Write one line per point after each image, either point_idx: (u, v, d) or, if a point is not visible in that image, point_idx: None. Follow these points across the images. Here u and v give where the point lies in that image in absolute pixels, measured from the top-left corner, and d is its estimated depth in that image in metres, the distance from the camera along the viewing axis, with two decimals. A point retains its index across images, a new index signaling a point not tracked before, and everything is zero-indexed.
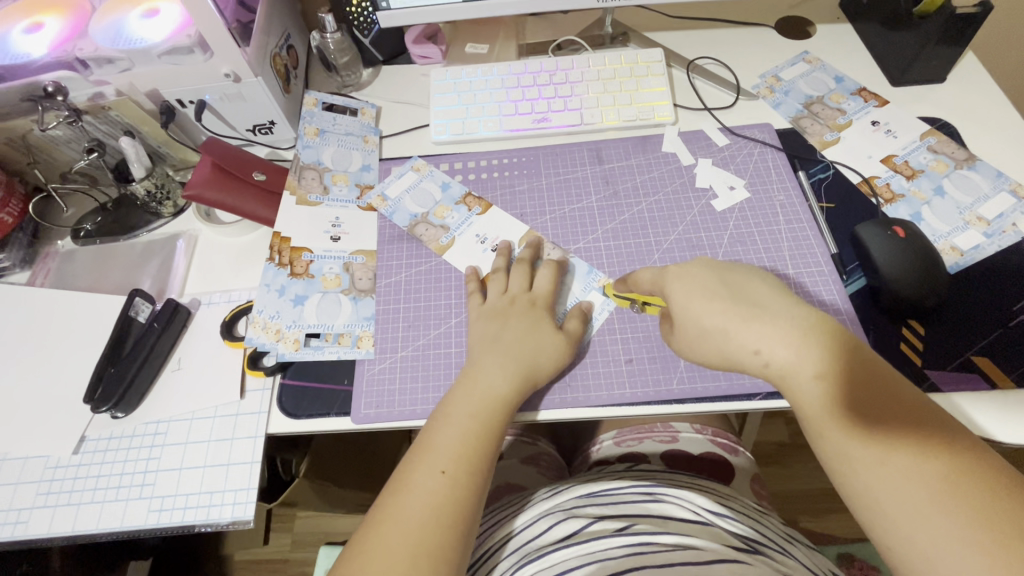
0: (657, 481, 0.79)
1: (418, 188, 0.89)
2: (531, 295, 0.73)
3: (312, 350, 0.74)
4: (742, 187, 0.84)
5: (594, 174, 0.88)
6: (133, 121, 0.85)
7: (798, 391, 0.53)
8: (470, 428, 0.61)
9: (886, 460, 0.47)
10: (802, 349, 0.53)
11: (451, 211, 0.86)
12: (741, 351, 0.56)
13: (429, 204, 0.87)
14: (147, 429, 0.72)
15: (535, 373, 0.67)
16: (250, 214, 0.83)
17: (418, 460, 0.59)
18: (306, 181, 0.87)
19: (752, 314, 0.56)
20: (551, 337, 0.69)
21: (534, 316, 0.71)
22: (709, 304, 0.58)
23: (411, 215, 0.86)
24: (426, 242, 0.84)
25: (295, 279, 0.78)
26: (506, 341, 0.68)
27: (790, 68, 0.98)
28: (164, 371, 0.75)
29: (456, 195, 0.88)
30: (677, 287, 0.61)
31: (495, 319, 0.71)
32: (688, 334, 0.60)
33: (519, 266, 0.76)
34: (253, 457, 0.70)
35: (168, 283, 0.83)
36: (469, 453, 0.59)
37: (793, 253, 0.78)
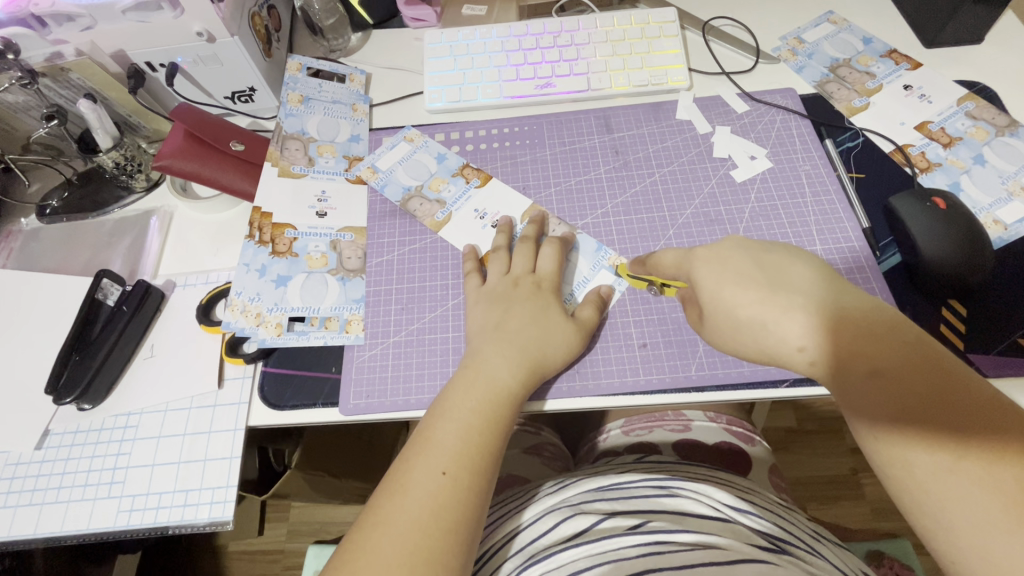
0: (669, 475, 0.74)
1: (412, 160, 0.82)
2: (537, 278, 0.67)
3: (296, 335, 0.68)
4: (764, 157, 0.77)
5: (603, 144, 0.81)
6: (97, 85, 0.77)
7: (844, 384, 0.47)
8: (474, 422, 0.55)
9: (950, 461, 0.42)
10: (853, 341, 0.47)
11: (448, 183, 0.79)
12: (781, 346, 0.51)
13: (424, 176, 0.80)
14: (117, 421, 0.66)
15: (543, 363, 0.60)
16: (228, 187, 0.76)
17: (415, 457, 0.53)
18: (289, 152, 0.80)
19: (791, 302, 0.50)
20: (560, 323, 0.63)
21: (542, 301, 0.64)
22: (743, 290, 0.52)
23: (404, 188, 0.79)
24: (420, 217, 0.77)
25: (277, 258, 0.72)
26: (511, 329, 0.61)
27: (814, 29, 0.90)
28: (136, 359, 0.69)
29: (453, 167, 0.80)
30: (705, 270, 0.56)
31: (498, 303, 0.65)
32: (720, 324, 0.55)
33: (524, 245, 0.70)
34: (233, 452, 0.64)
35: (141, 264, 0.77)
36: (473, 450, 0.54)
37: (821, 228, 0.71)
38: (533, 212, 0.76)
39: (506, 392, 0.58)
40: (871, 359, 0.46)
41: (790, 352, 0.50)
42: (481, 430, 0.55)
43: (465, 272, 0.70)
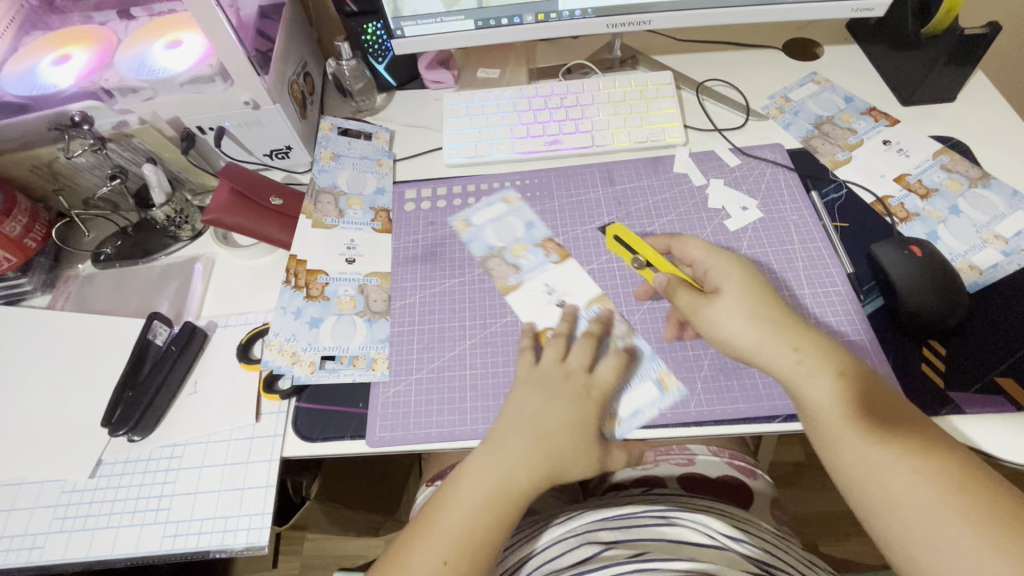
0: (676, 505, 0.78)
1: (503, 221, 0.88)
2: (594, 387, 0.68)
3: (327, 372, 0.74)
4: (756, 207, 0.84)
5: (606, 195, 0.89)
6: (155, 148, 0.87)
7: (821, 398, 0.59)
8: (495, 474, 0.63)
9: (903, 467, 0.55)
10: (838, 364, 0.60)
11: (528, 252, 0.84)
12: (777, 354, 0.61)
13: (508, 239, 0.86)
14: (163, 452, 0.72)
15: (556, 455, 0.65)
16: (265, 237, 0.84)
17: (447, 500, 0.64)
18: (322, 204, 0.88)
19: (790, 320, 0.63)
20: (586, 429, 0.66)
21: (581, 408, 0.67)
22: (759, 306, 0.64)
23: (488, 247, 0.85)
24: (494, 277, 0.82)
25: (311, 301, 0.79)
26: (548, 431, 0.65)
27: (800, 89, 0.98)
28: (180, 394, 0.76)
29: (539, 238, 0.86)
30: (726, 280, 0.67)
31: (544, 390, 0.68)
32: (722, 327, 0.64)
33: (579, 344, 0.72)
34: (268, 481, 0.69)
35: (186, 306, 0.84)
36: (504, 492, 0.63)
37: (809, 273, 0.78)
38: (597, 303, 0.78)
39: (531, 460, 0.64)
40: (843, 376, 0.60)
41: (789, 357, 0.61)
42: (504, 480, 0.63)
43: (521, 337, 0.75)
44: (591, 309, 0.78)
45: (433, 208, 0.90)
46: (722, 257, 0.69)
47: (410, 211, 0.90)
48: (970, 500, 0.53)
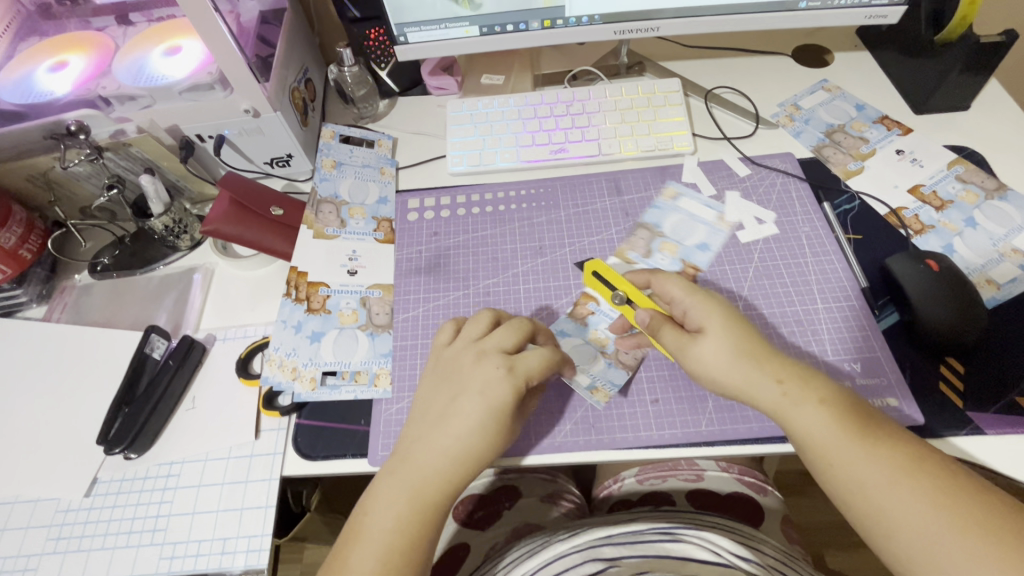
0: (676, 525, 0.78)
1: (688, 220, 0.84)
2: (514, 374, 0.63)
3: (329, 388, 0.72)
4: (773, 222, 0.82)
5: (613, 205, 0.87)
6: (153, 157, 0.85)
7: (814, 433, 0.57)
8: (414, 481, 0.60)
9: (902, 494, 0.53)
10: (826, 397, 0.58)
11: (667, 256, 0.81)
12: (762, 389, 0.60)
13: (677, 237, 0.83)
14: (160, 470, 0.70)
15: (463, 452, 0.61)
16: (266, 248, 0.83)
17: (361, 526, 0.59)
18: (323, 215, 0.86)
19: (771, 353, 0.61)
20: (493, 422, 0.62)
21: (495, 395, 0.62)
22: (742, 340, 0.61)
23: (659, 223, 0.84)
24: (627, 241, 0.83)
25: (312, 315, 0.77)
26: (455, 413, 0.62)
27: (810, 97, 0.97)
28: (178, 410, 0.74)
29: (694, 260, 0.80)
30: (704, 312, 0.64)
31: (449, 374, 0.65)
32: (705, 366, 0.62)
33: (510, 325, 0.68)
34: (268, 501, 0.68)
35: (184, 318, 0.83)
36: (423, 498, 0.60)
37: (822, 288, 0.76)
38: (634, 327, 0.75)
39: (442, 462, 0.60)
40: (831, 407, 0.58)
41: (773, 392, 0.59)
42: (420, 485, 0.60)
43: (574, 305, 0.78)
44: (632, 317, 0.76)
45: (436, 217, 0.89)
46: (701, 297, 0.65)
47: (413, 220, 0.88)
48: (978, 519, 0.50)
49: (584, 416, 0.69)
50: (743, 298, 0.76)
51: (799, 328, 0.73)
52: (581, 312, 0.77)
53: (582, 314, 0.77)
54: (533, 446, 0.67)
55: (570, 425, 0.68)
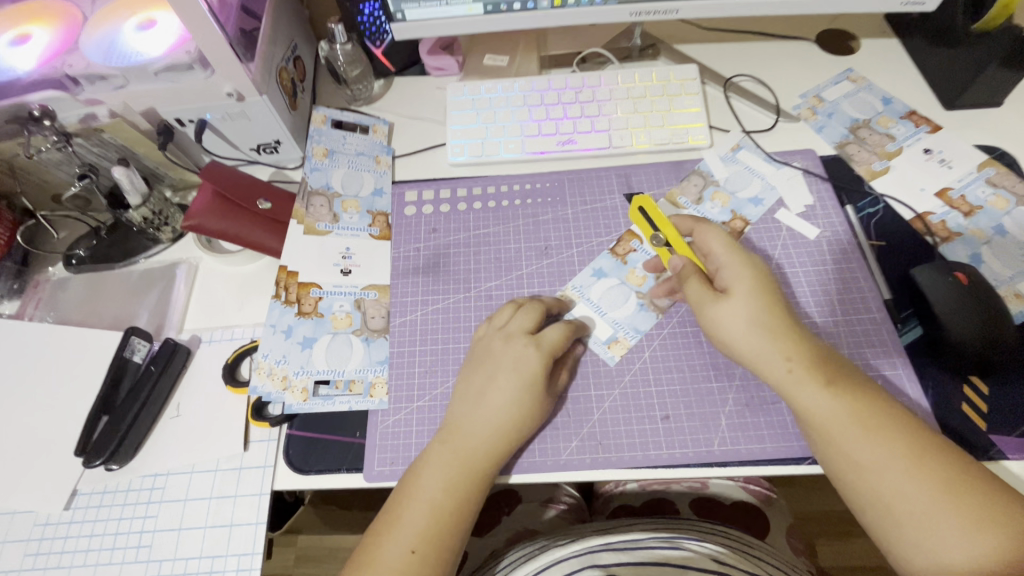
0: (678, 534, 0.78)
1: (748, 174, 0.83)
2: (543, 348, 0.64)
3: (322, 399, 0.68)
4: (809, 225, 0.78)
5: (624, 203, 0.82)
6: (128, 143, 0.79)
7: (823, 410, 0.55)
8: (454, 457, 0.59)
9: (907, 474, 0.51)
10: (834, 372, 0.56)
11: (718, 204, 0.80)
12: (775, 357, 0.57)
13: (734, 189, 0.82)
14: (144, 482, 0.67)
15: (503, 426, 0.61)
16: (254, 244, 0.77)
17: (397, 516, 0.57)
18: (314, 208, 0.81)
19: (794, 320, 0.59)
20: (534, 391, 0.62)
21: (528, 369, 0.62)
22: (764, 303, 0.59)
23: (714, 174, 0.83)
24: (681, 185, 0.83)
25: (303, 318, 0.73)
26: (495, 393, 0.62)
27: (833, 88, 0.91)
28: (163, 417, 0.70)
29: (747, 212, 0.79)
30: (735, 273, 0.62)
31: (482, 361, 0.65)
32: (726, 328, 0.60)
33: (530, 303, 0.69)
34: (258, 517, 0.64)
35: (167, 318, 0.78)
36: (471, 471, 0.59)
37: (842, 298, 0.72)
38: None
39: (480, 432, 0.61)
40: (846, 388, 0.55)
41: (787, 366, 0.56)
42: (466, 461, 0.59)
43: (617, 241, 0.79)
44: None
45: (436, 212, 0.83)
46: (737, 255, 0.63)
47: (410, 215, 0.83)
48: (992, 510, 0.49)
49: (591, 432, 0.65)
50: None
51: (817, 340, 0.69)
52: (622, 248, 0.78)
53: (622, 251, 0.78)
54: (537, 465, 0.64)
55: (576, 442, 0.65)
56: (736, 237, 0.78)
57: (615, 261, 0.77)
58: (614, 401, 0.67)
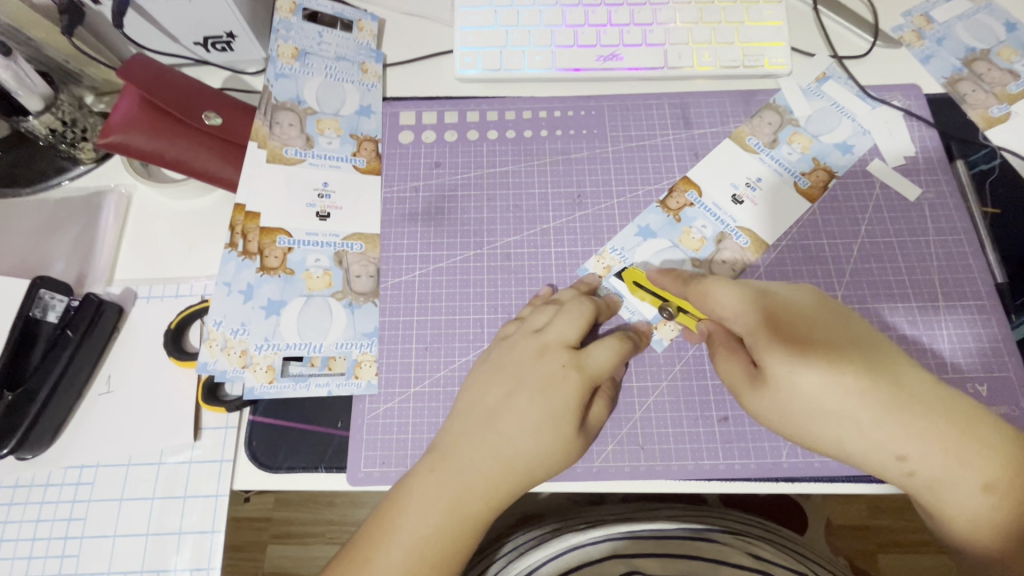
0: (708, 525, 0.67)
1: (834, 112, 0.65)
2: (582, 375, 0.49)
3: (292, 381, 0.54)
4: (910, 183, 0.62)
5: (679, 142, 0.65)
6: (17, 22, 0.57)
7: (935, 492, 0.47)
8: (448, 493, 0.46)
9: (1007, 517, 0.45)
10: (962, 447, 0.45)
11: (796, 149, 0.64)
12: (866, 448, 0.46)
13: (816, 131, 0.65)
14: (68, 476, 0.53)
15: (516, 456, 0.47)
16: (200, 171, 0.58)
17: (383, 528, 0.46)
18: (280, 128, 0.62)
19: (875, 401, 0.45)
20: (562, 422, 0.48)
21: (558, 396, 0.48)
22: (816, 389, 0.46)
23: (791, 110, 0.66)
24: (750, 122, 0.65)
25: (267, 276, 0.57)
26: (511, 418, 0.48)
27: (946, 5, 0.70)
28: (89, 394, 0.56)
29: (833, 161, 0.63)
30: (780, 355, 0.46)
31: (505, 369, 0.51)
32: (782, 426, 0.48)
33: (579, 301, 0.55)
34: (214, 525, 0.52)
35: (91, 265, 0.60)
36: (466, 511, 0.46)
37: (945, 279, 0.58)
38: (748, 237, 0.61)
39: (484, 462, 0.47)
40: (984, 473, 0.45)
41: (886, 458, 0.46)
42: (462, 495, 0.46)
43: (669, 191, 0.63)
44: (736, 230, 0.61)
45: (439, 142, 0.65)
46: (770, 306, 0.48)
47: (407, 144, 0.65)
48: None
49: (631, 435, 0.53)
50: (842, 284, 0.59)
51: (910, 330, 0.57)
52: (675, 202, 0.62)
53: (675, 206, 0.62)
54: (564, 472, 0.52)
55: (613, 445, 0.53)
56: (818, 191, 0.62)
57: (666, 217, 0.62)
58: (660, 397, 0.55)
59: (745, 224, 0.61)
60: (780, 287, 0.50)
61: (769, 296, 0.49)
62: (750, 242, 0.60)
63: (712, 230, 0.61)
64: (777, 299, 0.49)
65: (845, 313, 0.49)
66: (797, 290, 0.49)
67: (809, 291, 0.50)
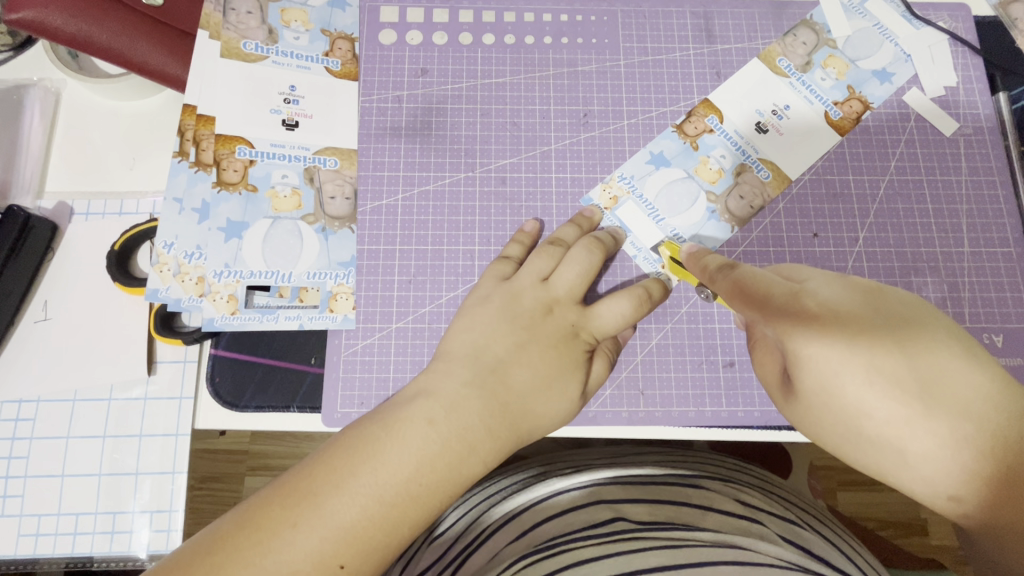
0: (697, 469, 0.59)
1: (878, 31, 0.58)
2: (590, 334, 0.47)
3: (259, 313, 0.49)
4: (948, 117, 0.57)
5: (700, 58, 0.57)
6: None
7: (935, 506, 0.40)
8: (445, 452, 0.40)
9: None
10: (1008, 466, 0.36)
11: (831, 73, 0.57)
12: (913, 482, 0.39)
13: (856, 54, 0.57)
14: (5, 412, 0.48)
15: (529, 428, 0.44)
16: (136, 63, 0.49)
17: (354, 460, 0.38)
18: (237, 18, 0.53)
19: (931, 437, 0.37)
20: (571, 379, 0.46)
21: (569, 354, 0.46)
22: (858, 410, 0.39)
23: (828, 27, 0.58)
24: (782, 42, 0.58)
25: (225, 192, 0.50)
26: (521, 385, 0.44)
27: None
28: (22, 322, 0.49)
29: (869, 90, 0.57)
30: (813, 371, 0.40)
31: (512, 323, 0.46)
32: (819, 442, 0.43)
33: (586, 247, 0.50)
34: (175, 465, 0.48)
35: (16, 174, 0.52)
36: (457, 474, 0.40)
37: (974, 224, 0.54)
38: (770, 169, 0.55)
39: (494, 420, 0.42)
40: None
41: (939, 498, 0.38)
42: (461, 456, 0.40)
43: (687, 115, 0.56)
44: (756, 163, 0.55)
45: (426, 44, 0.56)
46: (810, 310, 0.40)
47: (388, 45, 0.56)
48: None
49: (631, 379, 0.50)
50: (864, 225, 0.54)
51: (932, 276, 0.53)
52: (693, 127, 0.56)
53: (693, 131, 0.56)
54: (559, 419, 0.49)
55: (611, 390, 0.50)
56: (849, 122, 0.56)
57: (682, 144, 0.55)
58: (664, 339, 0.51)
59: (767, 155, 0.55)
60: (821, 283, 0.41)
61: (807, 297, 0.41)
62: (773, 176, 0.55)
63: (732, 161, 0.55)
64: (817, 301, 0.40)
65: (901, 318, 0.39)
66: (845, 288, 0.41)
67: (860, 289, 0.41)
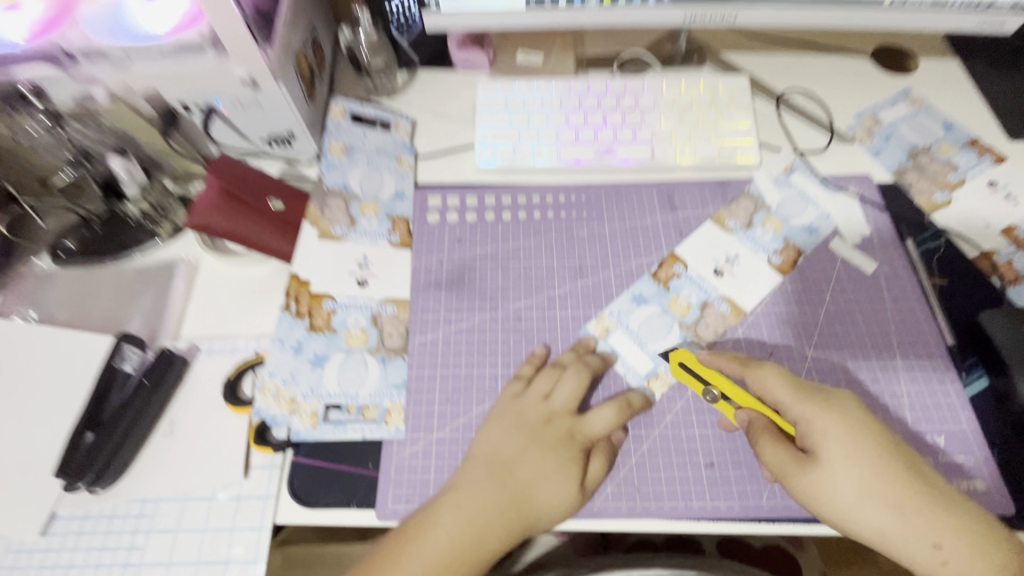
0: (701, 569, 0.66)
1: (800, 198, 0.76)
2: (585, 436, 0.60)
3: (332, 426, 0.63)
4: (867, 259, 0.72)
5: (666, 222, 0.76)
6: (127, 128, 0.74)
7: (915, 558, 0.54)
8: (490, 515, 0.55)
9: None
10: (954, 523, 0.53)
11: (769, 230, 0.74)
12: (902, 534, 0.53)
13: (786, 214, 0.75)
14: (131, 509, 0.61)
15: (549, 506, 0.56)
16: (264, 246, 0.71)
17: (416, 531, 0.54)
18: (330, 211, 0.74)
19: (917, 495, 0.54)
20: (573, 472, 0.57)
21: (568, 452, 0.58)
22: (865, 472, 0.54)
23: (762, 196, 0.77)
24: (730, 209, 0.76)
25: (314, 333, 0.67)
26: (536, 472, 0.57)
27: (890, 109, 0.84)
28: (153, 436, 0.64)
29: (799, 240, 0.73)
30: (835, 439, 0.55)
31: (525, 428, 0.60)
32: (828, 503, 0.54)
33: (576, 369, 0.64)
34: (256, 555, 0.58)
35: (163, 324, 0.71)
36: (504, 531, 0.55)
37: (903, 343, 0.67)
38: (729, 304, 0.70)
39: (524, 491, 0.56)
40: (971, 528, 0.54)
41: (925, 551, 0.53)
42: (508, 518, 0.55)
43: (659, 264, 0.73)
44: (717, 299, 0.70)
45: (461, 221, 0.77)
46: (828, 397, 0.57)
47: (434, 223, 0.76)
48: None
49: (628, 477, 0.60)
50: (811, 346, 0.67)
51: (875, 386, 0.64)
52: (665, 273, 0.72)
53: (665, 277, 0.72)
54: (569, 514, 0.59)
55: (612, 487, 0.60)
56: (788, 266, 0.72)
57: (657, 287, 0.72)
58: (653, 444, 0.62)
59: (725, 293, 0.71)
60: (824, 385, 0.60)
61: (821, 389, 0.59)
62: (731, 309, 0.70)
63: (697, 298, 0.70)
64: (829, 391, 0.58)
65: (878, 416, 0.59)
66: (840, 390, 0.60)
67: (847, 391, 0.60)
